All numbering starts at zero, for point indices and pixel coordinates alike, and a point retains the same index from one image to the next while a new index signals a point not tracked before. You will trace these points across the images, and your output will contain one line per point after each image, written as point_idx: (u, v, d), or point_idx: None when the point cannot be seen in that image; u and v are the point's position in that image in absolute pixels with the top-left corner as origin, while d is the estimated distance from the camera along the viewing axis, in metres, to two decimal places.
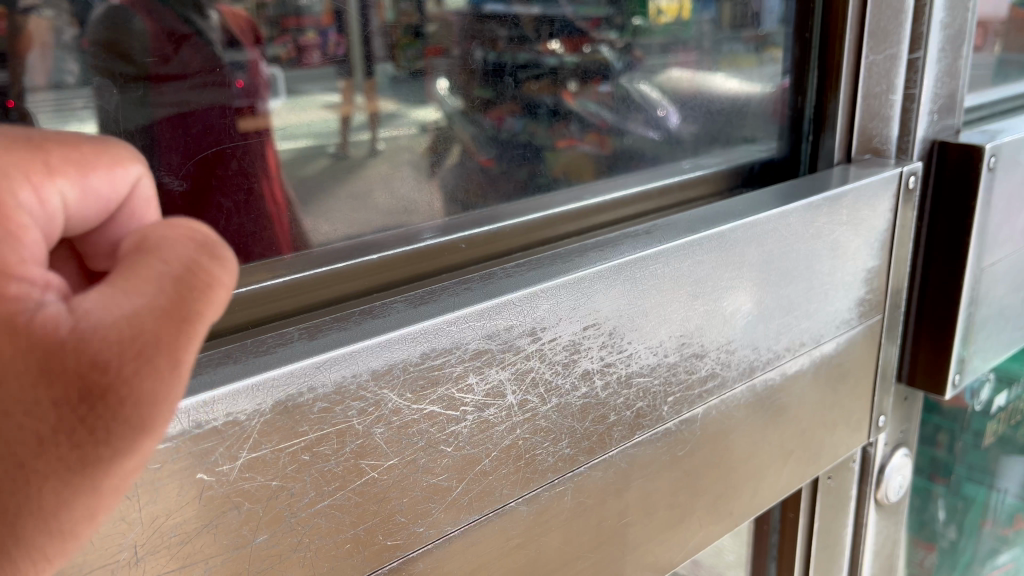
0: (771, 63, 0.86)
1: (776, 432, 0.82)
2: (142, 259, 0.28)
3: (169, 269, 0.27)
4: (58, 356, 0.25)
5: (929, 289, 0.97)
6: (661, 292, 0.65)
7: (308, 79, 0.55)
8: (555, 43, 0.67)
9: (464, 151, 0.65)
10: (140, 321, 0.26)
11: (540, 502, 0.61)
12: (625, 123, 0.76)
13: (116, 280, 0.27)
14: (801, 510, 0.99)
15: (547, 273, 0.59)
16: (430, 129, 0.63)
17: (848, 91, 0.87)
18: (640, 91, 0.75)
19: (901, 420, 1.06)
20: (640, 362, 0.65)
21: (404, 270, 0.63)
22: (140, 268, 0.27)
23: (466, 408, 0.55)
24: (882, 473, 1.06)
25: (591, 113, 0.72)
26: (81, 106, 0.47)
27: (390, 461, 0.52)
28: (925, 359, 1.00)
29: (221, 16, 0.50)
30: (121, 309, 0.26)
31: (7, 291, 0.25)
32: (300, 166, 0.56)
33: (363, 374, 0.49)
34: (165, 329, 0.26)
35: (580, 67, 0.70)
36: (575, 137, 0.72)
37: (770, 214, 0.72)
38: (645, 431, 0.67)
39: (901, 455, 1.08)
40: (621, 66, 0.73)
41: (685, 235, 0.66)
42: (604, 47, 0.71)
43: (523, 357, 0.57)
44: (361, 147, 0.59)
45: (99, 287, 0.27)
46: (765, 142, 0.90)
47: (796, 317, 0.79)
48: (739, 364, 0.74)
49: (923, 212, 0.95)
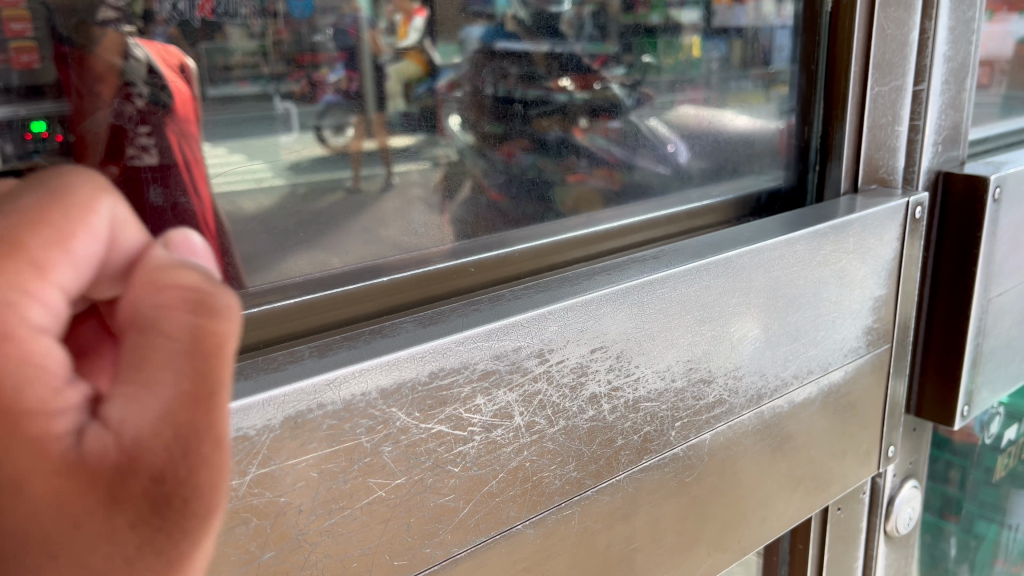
0: (781, 100, 0.88)
1: (785, 466, 0.82)
2: (139, 342, 0.28)
3: (179, 336, 0.27)
4: (117, 471, 0.26)
5: (935, 309, 0.97)
6: (668, 316, 0.65)
7: (325, 114, 0.56)
8: (564, 80, 0.69)
9: (474, 186, 0.67)
10: (175, 416, 0.27)
11: (546, 526, 0.61)
12: (636, 158, 0.78)
13: (122, 376, 0.28)
14: (810, 541, 0.98)
15: (554, 295, 0.60)
16: (442, 165, 0.64)
17: (854, 123, 0.88)
18: (649, 127, 0.77)
19: (910, 451, 1.06)
20: (647, 387, 0.65)
21: (413, 293, 0.64)
22: (145, 353, 0.28)
23: (474, 429, 0.55)
24: (892, 506, 1.06)
25: (600, 148, 0.74)
26: (146, 133, 0.49)
27: (397, 481, 0.52)
28: (931, 384, 0.99)
29: (146, 53, 0.48)
30: (149, 408, 0.27)
31: (31, 405, 0.25)
32: (314, 202, 0.58)
33: (372, 392, 0.49)
34: (194, 415, 0.27)
35: (588, 104, 0.72)
36: (584, 173, 0.74)
37: (776, 241, 0.73)
38: (653, 456, 0.68)
39: (910, 487, 1.07)
40: (631, 102, 0.75)
41: (692, 261, 0.67)
42: (612, 83, 0.73)
43: (530, 379, 0.58)
44: (374, 182, 0.61)
45: (115, 376, 0.28)
46: (772, 171, 0.91)
47: (803, 344, 0.79)
48: (746, 391, 0.74)
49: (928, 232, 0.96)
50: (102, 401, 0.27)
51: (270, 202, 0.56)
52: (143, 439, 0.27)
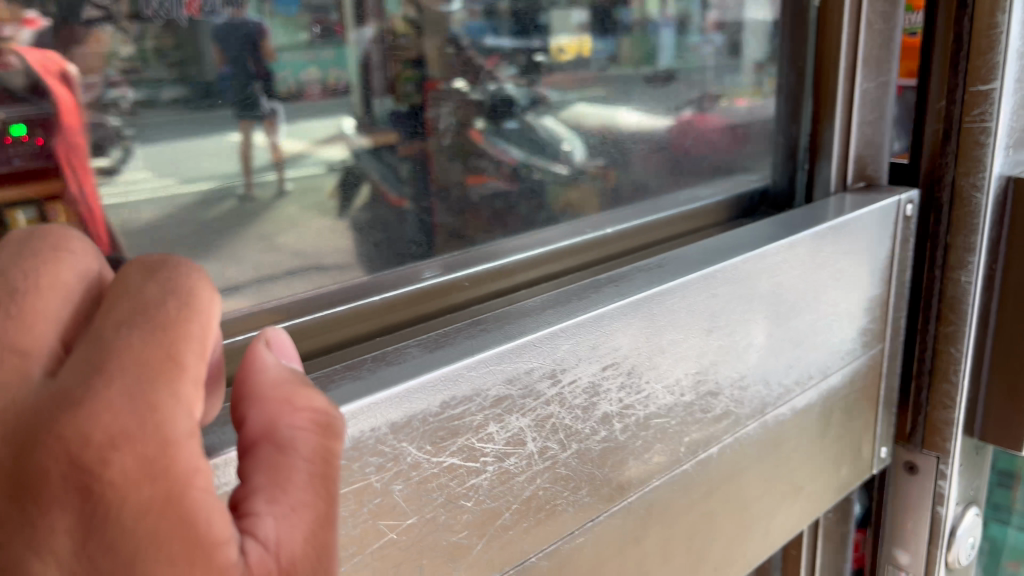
0: (767, 95, 0.87)
1: (786, 477, 0.80)
2: (272, 461, 0.29)
3: (307, 458, 0.29)
4: None
5: (945, 315, 0.91)
6: (678, 329, 0.62)
7: (308, 113, 0.53)
8: (458, 81, 0.61)
9: (372, 191, 0.57)
10: (317, 536, 0.28)
11: (559, 556, 0.57)
12: (535, 163, 0.68)
13: (259, 502, 0.28)
14: (803, 547, 0.96)
15: (563, 311, 0.56)
16: (337, 168, 0.55)
17: (844, 119, 0.86)
18: (544, 126, 0.68)
19: (972, 476, 1.02)
20: (658, 403, 0.62)
21: (408, 311, 0.59)
22: (278, 472, 0.28)
23: (486, 459, 0.51)
24: (954, 536, 1.01)
25: (499, 150, 0.65)
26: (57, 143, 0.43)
27: (409, 521, 0.48)
28: (946, 391, 0.93)
29: (23, 60, 0.41)
30: (295, 530, 0.28)
31: (213, 538, 0.26)
32: (203, 211, 0.49)
33: (382, 428, 0.45)
34: (329, 532, 0.29)
35: (484, 104, 0.64)
36: (483, 173, 0.65)
37: (779, 245, 0.70)
38: (662, 475, 0.64)
39: (972, 514, 1.04)
40: (525, 101, 0.67)
41: (699, 269, 0.64)
42: (506, 83, 0.65)
43: (542, 403, 0.54)
44: (267, 188, 0.52)
45: (255, 506, 0.28)
46: (757, 172, 0.89)
47: (804, 350, 0.77)
48: (751, 401, 0.72)
49: (943, 231, 0.89)
50: (252, 519, 0.28)
51: (248, 214, 0.51)
52: (297, 558, 0.27)
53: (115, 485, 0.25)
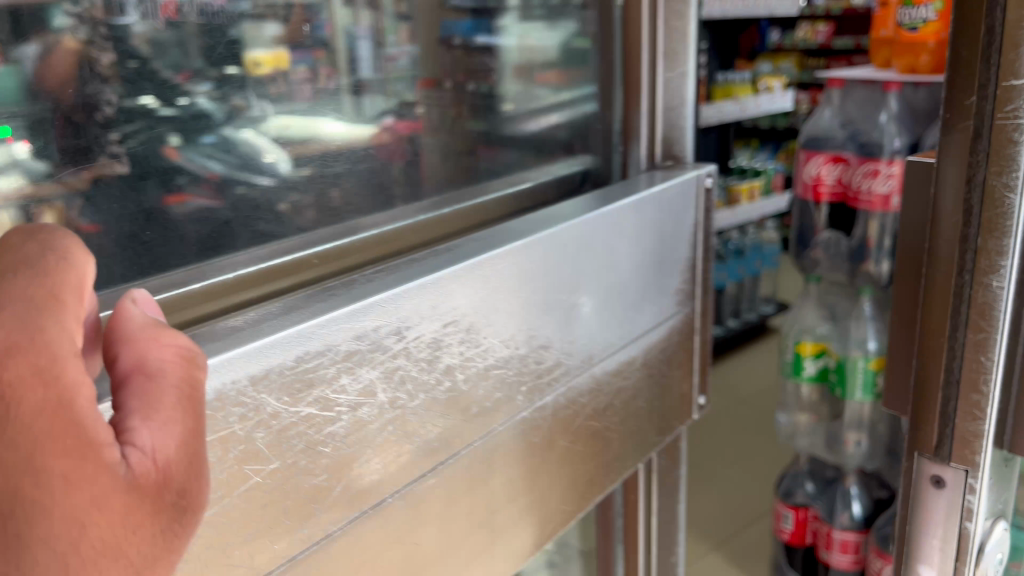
0: (573, 90, 1.04)
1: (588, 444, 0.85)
2: (145, 382, 0.35)
3: (174, 378, 0.36)
4: (152, 488, 0.32)
5: (933, 324, 0.81)
6: (508, 289, 0.70)
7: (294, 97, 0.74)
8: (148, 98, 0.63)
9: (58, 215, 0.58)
10: (187, 440, 0.34)
11: (413, 497, 0.64)
12: (241, 179, 0.71)
13: (137, 414, 0.34)
14: (639, 489, 1.08)
15: (404, 275, 0.63)
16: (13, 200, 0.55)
17: (648, 107, 1.01)
18: (245, 140, 0.70)
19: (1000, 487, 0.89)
20: (495, 355, 0.70)
21: (253, 287, 0.66)
22: (152, 391, 0.35)
23: (340, 409, 0.57)
24: (982, 551, 0.85)
25: (196, 163, 0.67)
26: None
27: (271, 466, 0.53)
28: (974, 403, 0.79)
29: None
30: (168, 437, 0.34)
31: (95, 435, 0.32)
32: None
33: (241, 379, 0.50)
34: (197, 438, 0.35)
35: (180, 122, 0.66)
36: (183, 193, 0.66)
37: (596, 214, 0.80)
38: (504, 420, 0.72)
39: (1001, 526, 0.89)
40: (223, 116, 0.69)
41: (526, 236, 0.72)
42: (200, 97, 0.67)
43: (390, 357, 0.60)
44: None
45: (132, 417, 0.34)
46: (580, 157, 1.03)
47: (625, 308, 0.87)
48: (581, 353, 0.81)
49: (970, 233, 0.77)
50: (130, 433, 0.33)
51: None
52: (170, 457, 0.33)
53: (7, 386, 0.31)
